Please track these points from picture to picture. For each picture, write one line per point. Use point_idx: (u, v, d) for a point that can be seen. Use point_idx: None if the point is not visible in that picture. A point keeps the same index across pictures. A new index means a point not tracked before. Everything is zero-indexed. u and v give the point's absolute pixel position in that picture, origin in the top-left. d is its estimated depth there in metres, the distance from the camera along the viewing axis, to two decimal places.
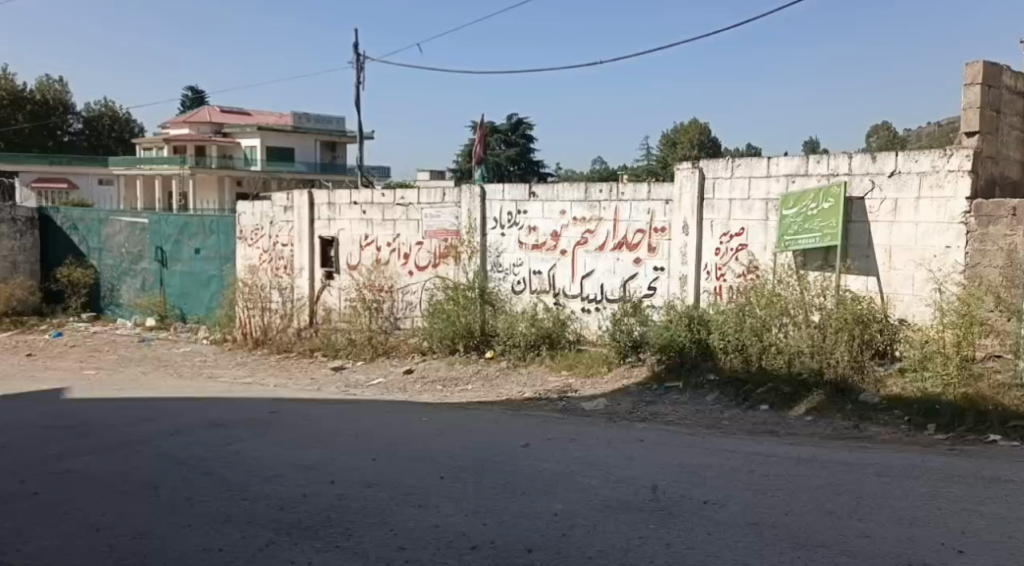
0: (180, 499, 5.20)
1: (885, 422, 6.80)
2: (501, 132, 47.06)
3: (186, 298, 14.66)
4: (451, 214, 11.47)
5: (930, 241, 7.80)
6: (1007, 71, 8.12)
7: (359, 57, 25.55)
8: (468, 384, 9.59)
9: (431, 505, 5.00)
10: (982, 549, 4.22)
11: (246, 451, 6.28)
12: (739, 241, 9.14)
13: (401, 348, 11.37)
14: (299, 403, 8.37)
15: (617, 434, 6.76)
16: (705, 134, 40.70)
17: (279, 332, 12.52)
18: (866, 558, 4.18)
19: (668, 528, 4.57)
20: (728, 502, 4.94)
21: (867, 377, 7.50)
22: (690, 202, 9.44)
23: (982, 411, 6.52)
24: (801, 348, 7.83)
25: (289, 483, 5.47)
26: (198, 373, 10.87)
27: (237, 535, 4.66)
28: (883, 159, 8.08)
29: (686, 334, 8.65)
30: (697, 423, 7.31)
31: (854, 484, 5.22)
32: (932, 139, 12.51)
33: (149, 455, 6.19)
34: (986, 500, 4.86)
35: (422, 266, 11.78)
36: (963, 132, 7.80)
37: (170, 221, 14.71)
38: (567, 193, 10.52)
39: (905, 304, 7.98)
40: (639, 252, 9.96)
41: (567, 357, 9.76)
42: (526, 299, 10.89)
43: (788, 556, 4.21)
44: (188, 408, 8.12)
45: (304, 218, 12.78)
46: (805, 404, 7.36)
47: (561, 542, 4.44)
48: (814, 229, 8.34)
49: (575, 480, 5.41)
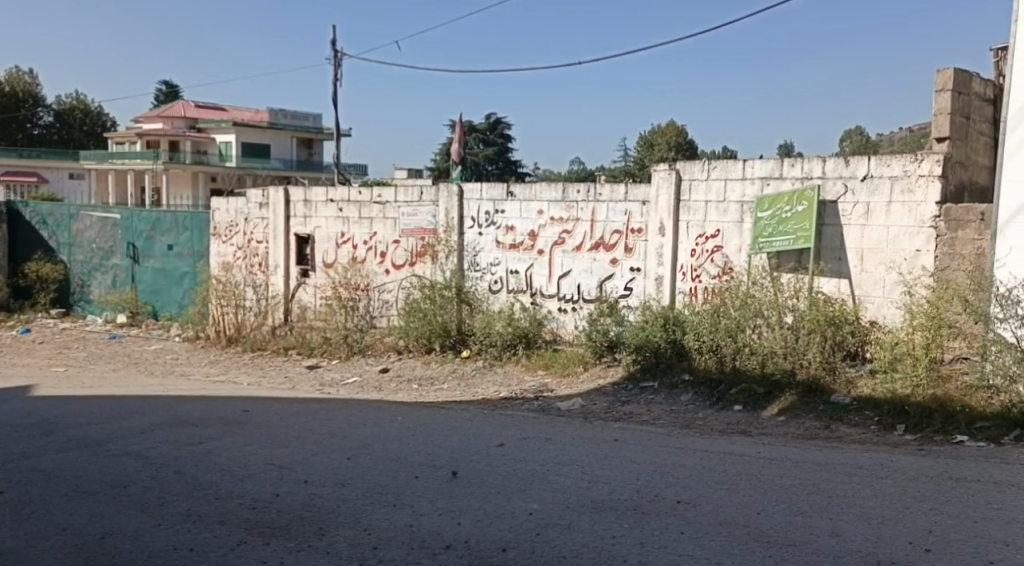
0: (149, 499, 5.16)
1: (856, 422, 6.89)
2: (479, 132, 46.99)
3: (159, 295, 14.54)
4: (428, 213, 11.47)
5: (901, 244, 7.91)
6: (977, 77, 8.25)
7: (337, 53, 25.34)
8: (443, 384, 9.57)
9: (405, 505, 4.99)
10: (948, 548, 4.29)
11: (218, 450, 6.22)
12: (715, 243, 9.22)
13: (377, 347, 11.32)
14: (272, 403, 8.28)
15: (591, 434, 6.79)
16: (682, 135, 40.97)
17: (254, 330, 12.31)
18: (836, 557, 4.23)
19: (641, 528, 4.60)
20: (701, 502, 4.98)
21: (839, 378, 7.61)
22: (667, 202, 9.51)
23: (950, 412, 6.62)
24: (774, 349, 7.86)
25: (261, 483, 5.44)
26: (169, 372, 10.74)
27: (207, 534, 4.63)
28: (855, 163, 8.18)
29: (661, 335, 8.72)
30: (672, 423, 7.34)
31: (824, 484, 5.29)
32: (903, 143, 12.70)
33: (118, 455, 6.12)
34: (952, 500, 4.94)
35: (398, 264, 11.80)
36: (934, 137, 7.88)
37: (142, 217, 14.59)
38: (545, 193, 10.55)
39: (876, 307, 8.10)
40: (616, 253, 10.01)
41: (543, 357, 9.79)
42: (503, 298, 10.92)
43: (760, 556, 4.25)
44: (157, 406, 8.02)
45: (280, 214, 12.71)
46: (778, 405, 7.45)
47: (534, 542, 4.46)
48: (788, 231, 8.43)
49: (549, 480, 5.43)
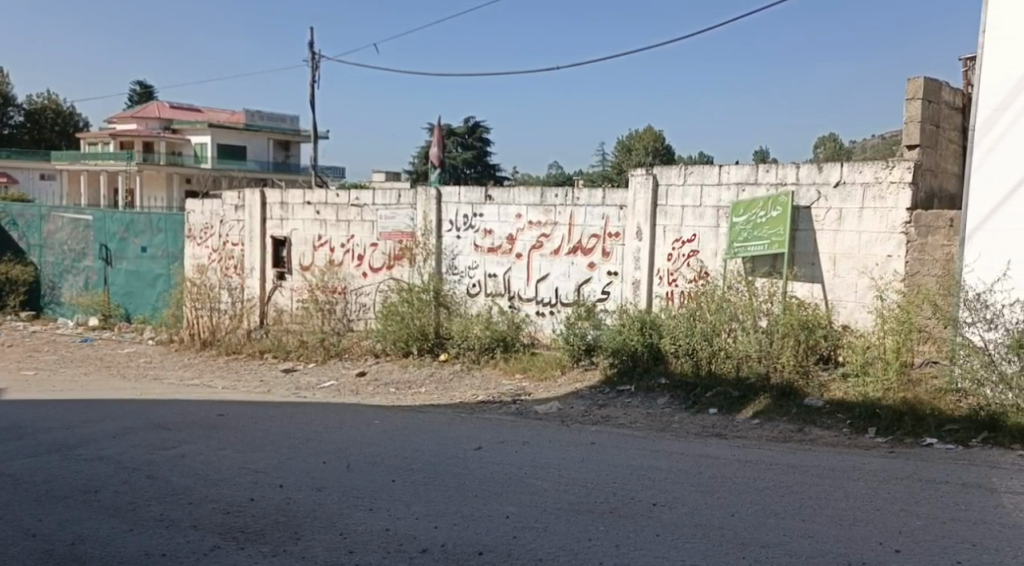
0: (122, 503, 5.14)
1: (828, 425, 7.00)
2: (458, 136, 46.92)
3: (131, 296, 14.43)
4: (406, 216, 11.48)
5: (873, 250, 8.05)
6: (946, 86, 8.41)
7: (314, 56, 25.33)
8: (421, 387, 9.60)
9: (382, 509, 5.01)
10: (917, 549, 4.38)
11: (192, 455, 6.20)
12: (691, 247, 9.31)
13: (354, 350, 11.31)
14: (246, 407, 8.26)
15: (568, 437, 6.83)
16: (660, 141, 41.30)
17: (229, 333, 12.26)
18: (808, 558, 4.30)
19: (618, 530, 4.66)
20: (677, 504, 5.04)
21: (811, 381, 7.71)
22: (644, 207, 9.58)
23: (920, 414, 6.73)
24: (749, 353, 7.94)
25: (236, 487, 5.43)
26: (142, 375, 10.67)
27: (181, 539, 4.63)
28: (828, 169, 8.30)
29: (638, 338, 8.78)
30: (648, 426, 7.39)
31: (797, 486, 5.37)
32: (876, 150, 12.88)
33: (90, 459, 6.09)
34: (921, 501, 5.04)
35: (376, 267, 11.77)
36: (905, 145, 8.01)
37: (115, 218, 14.48)
38: (523, 197, 10.60)
39: (849, 310, 8.22)
40: (594, 257, 10.07)
41: (521, 360, 9.84)
42: (481, 302, 10.94)
43: (734, 556, 4.32)
44: (128, 410, 7.99)
45: (256, 217, 12.68)
46: (752, 408, 7.54)
47: (511, 545, 4.50)
48: (762, 235, 8.56)
49: (527, 483, 5.47)
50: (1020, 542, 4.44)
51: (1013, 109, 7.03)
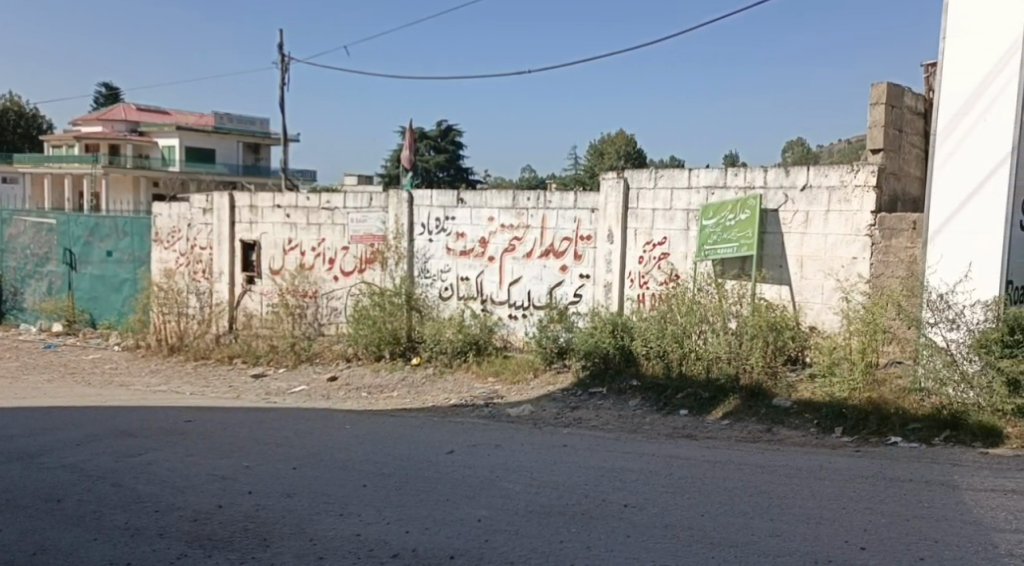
0: (85, 512, 5.10)
1: (796, 425, 7.10)
2: (430, 139, 46.82)
3: (97, 301, 14.25)
4: (377, 219, 11.47)
5: (838, 252, 8.17)
6: (908, 91, 8.56)
7: (283, 57, 25.23)
8: (393, 391, 9.59)
9: (352, 514, 5.01)
10: (882, 546, 4.46)
11: (158, 462, 6.16)
12: (662, 250, 9.40)
13: (325, 354, 11.24)
14: (215, 413, 8.20)
15: (541, 440, 6.86)
16: (631, 144, 41.56)
17: (197, 338, 12.06)
18: (776, 557, 4.36)
19: (588, 531, 4.70)
20: (647, 506, 5.09)
21: (779, 381, 7.81)
22: (615, 210, 9.66)
23: (885, 414, 6.85)
24: (718, 354, 8.04)
25: (203, 494, 5.40)
26: (108, 382, 10.53)
27: (147, 548, 4.60)
28: (795, 173, 8.43)
29: (609, 341, 8.84)
30: (620, 428, 7.44)
31: (765, 486, 5.44)
32: (842, 154, 13.08)
33: (53, 467, 6.02)
34: (886, 499, 5.13)
35: (347, 271, 11.74)
36: (869, 149, 8.15)
37: (79, 222, 14.30)
38: (494, 200, 10.63)
39: (816, 312, 8.34)
40: (565, 260, 10.12)
41: (493, 364, 9.86)
42: (454, 305, 10.97)
43: (702, 556, 4.37)
44: (93, 417, 7.89)
45: (225, 220, 12.67)
46: (722, 409, 7.63)
47: (482, 549, 4.51)
48: (731, 238, 8.66)
49: (500, 486, 5.50)
50: (980, 538, 4.53)
51: (973, 114, 7.14)
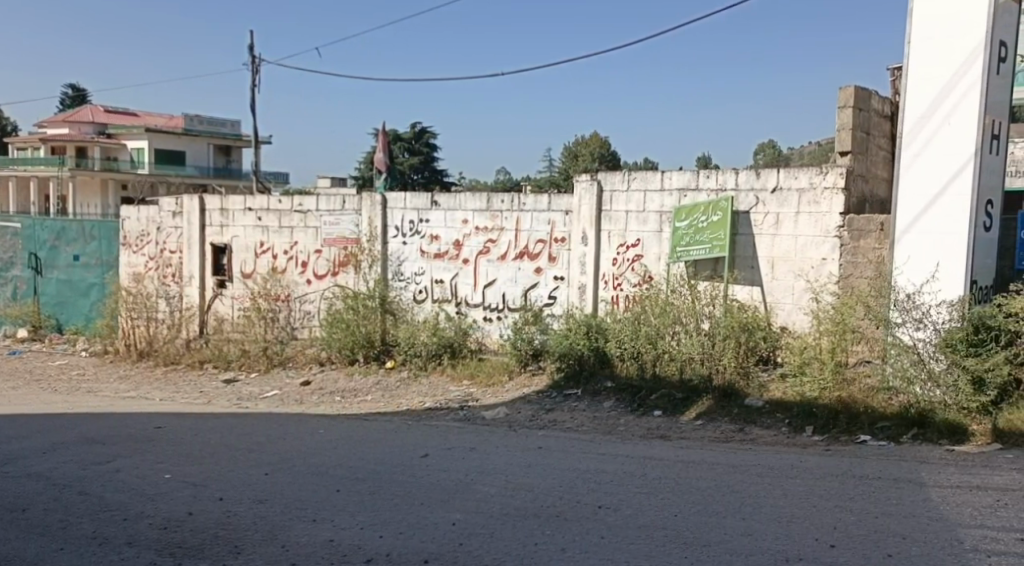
0: (51, 522, 5.04)
1: (768, 425, 7.19)
2: (404, 141, 46.69)
3: (63, 306, 14.09)
4: (350, 222, 11.43)
5: (808, 253, 8.26)
6: (876, 95, 8.68)
7: (254, 60, 25.08)
8: (367, 395, 9.57)
9: (325, 520, 4.99)
10: (852, 543, 4.52)
11: (126, 469, 6.10)
12: (635, 252, 9.45)
13: (298, 359, 11.18)
14: (185, 419, 8.14)
15: (516, 442, 6.88)
16: (605, 147, 41.75)
17: (167, 342, 11.97)
18: (748, 556, 4.40)
19: (563, 533, 4.72)
20: (621, 506, 5.12)
21: (752, 381, 7.87)
22: (588, 212, 9.71)
23: (855, 413, 6.96)
24: (691, 356, 8.09)
25: (173, 502, 5.36)
26: (75, 389, 10.40)
27: (114, 557, 4.56)
28: (765, 176, 8.52)
29: (584, 343, 8.89)
30: (594, 429, 7.47)
31: (738, 486, 5.49)
32: (812, 156, 13.23)
33: (18, 476, 5.94)
34: (856, 496, 5.20)
35: (320, 274, 11.69)
36: (837, 151, 8.25)
37: (45, 226, 14.13)
38: (468, 202, 10.64)
39: (786, 313, 8.44)
40: (540, 262, 10.15)
41: (468, 366, 9.87)
42: (428, 308, 10.95)
43: (676, 556, 4.41)
44: (59, 424, 7.80)
45: (195, 223, 12.55)
46: (695, 409, 7.69)
47: (456, 553, 4.52)
48: (704, 239, 8.73)
49: (474, 489, 5.51)
50: (947, 534, 4.60)
51: (938, 116, 7.25)
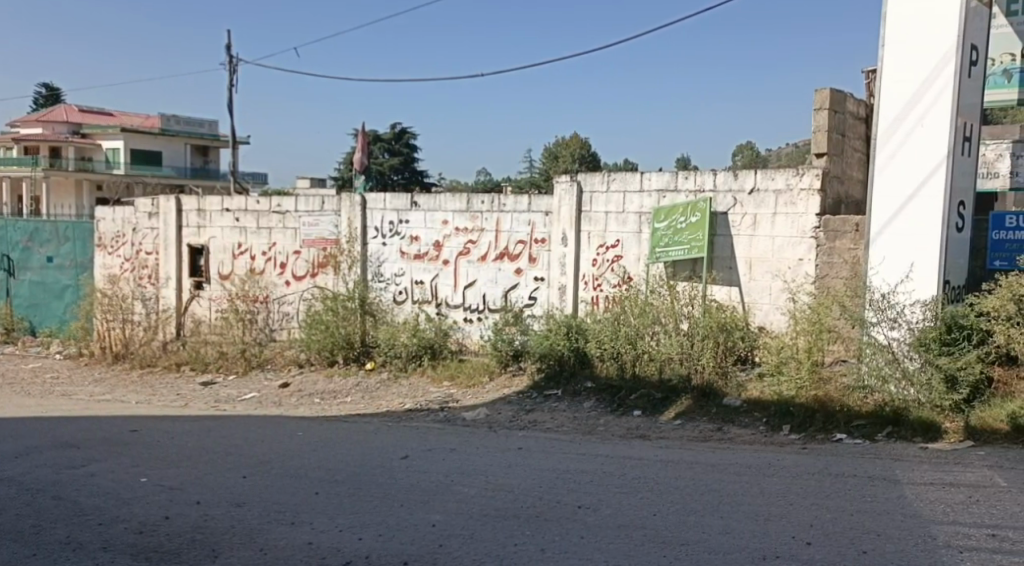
0: (24, 527, 4.99)
1: (745, 424, 7.25)
2: (384, 142, 46.56)
3: (37, 308, 13.95)
4: (330, 223, 11.39)
5: (785, 254, 8.34)
6: (851, 97, 8.77)
7: (231, 60, 24.97)
8: (347, 396, 9.56)
9: (304, 522, 4.98)
10: (827, 540, 4.57)
11: (101, 473, 6.05)
12: (615, 253, 9.50)
13: (277, 360, 11.16)
14: (162, 422, 8.09)
15: (496, 443, 6.89)
16: (586, 148, 41.86)
17: (143, 345, 11.95)
18: (726, 554, 4.44)
19: (542, 533, 4.74)
20: (601, 506, 5.14)
21: (730, 381, 7.92)
22: (568, 213, 9.74)
23: (831, 412, 7.01)
24: (670, 355, 8.14)
25: (149, 506, 5.32)
26: (49, 392, 10.30)
27: (89, 562, 4.52)
28: (743, 177, 8.59)
29: (564, 343, 8.93)
30: (574, 430, 7.50)
31: (717, 485, 5.53)
32: (791, 157, 13.32)
33: None
34: (832, 495, 5.25)
35: (299, 275, 11.64)
36: (813, 153, 8.32)
37: (19, 227, 13.99)
38: (448, 203, 10.64)
39: (764, 313, 8.51)
40: (520, 263, 10.17)
41: (448, 367, 9.87)
42: (408, 309, 10.94)
43: (654, 556, 4.43)
44: (34, 428, 7.73)
45: (172, 224, 12.45)
46: (675, 409, 7.74)
47: (435, 554, 4.52)
48: (682, 240, 8.79)
49: (454, 490, 5.52)
50: (920, 530, 4.67)
51: (910, 120, 7.35)
